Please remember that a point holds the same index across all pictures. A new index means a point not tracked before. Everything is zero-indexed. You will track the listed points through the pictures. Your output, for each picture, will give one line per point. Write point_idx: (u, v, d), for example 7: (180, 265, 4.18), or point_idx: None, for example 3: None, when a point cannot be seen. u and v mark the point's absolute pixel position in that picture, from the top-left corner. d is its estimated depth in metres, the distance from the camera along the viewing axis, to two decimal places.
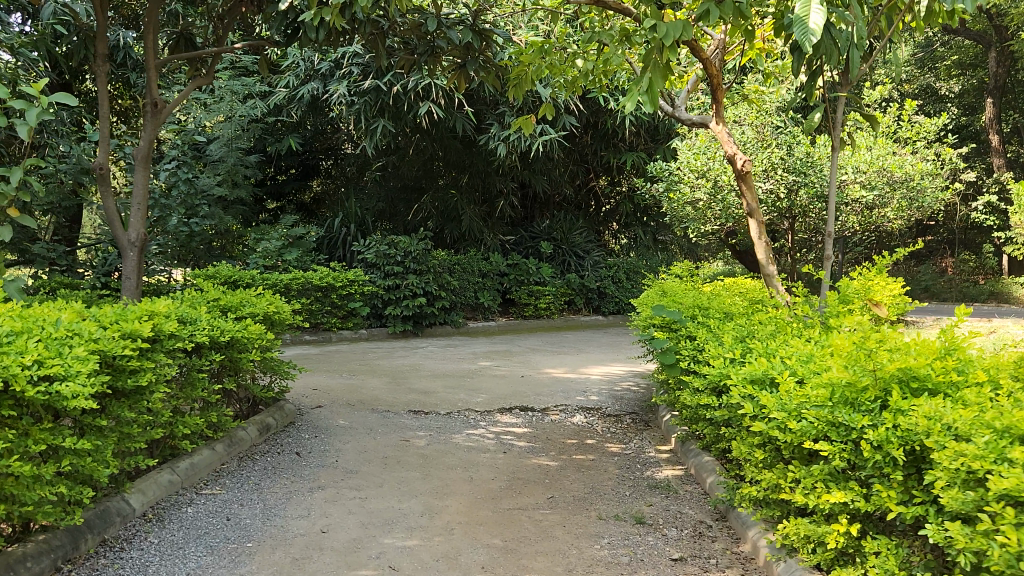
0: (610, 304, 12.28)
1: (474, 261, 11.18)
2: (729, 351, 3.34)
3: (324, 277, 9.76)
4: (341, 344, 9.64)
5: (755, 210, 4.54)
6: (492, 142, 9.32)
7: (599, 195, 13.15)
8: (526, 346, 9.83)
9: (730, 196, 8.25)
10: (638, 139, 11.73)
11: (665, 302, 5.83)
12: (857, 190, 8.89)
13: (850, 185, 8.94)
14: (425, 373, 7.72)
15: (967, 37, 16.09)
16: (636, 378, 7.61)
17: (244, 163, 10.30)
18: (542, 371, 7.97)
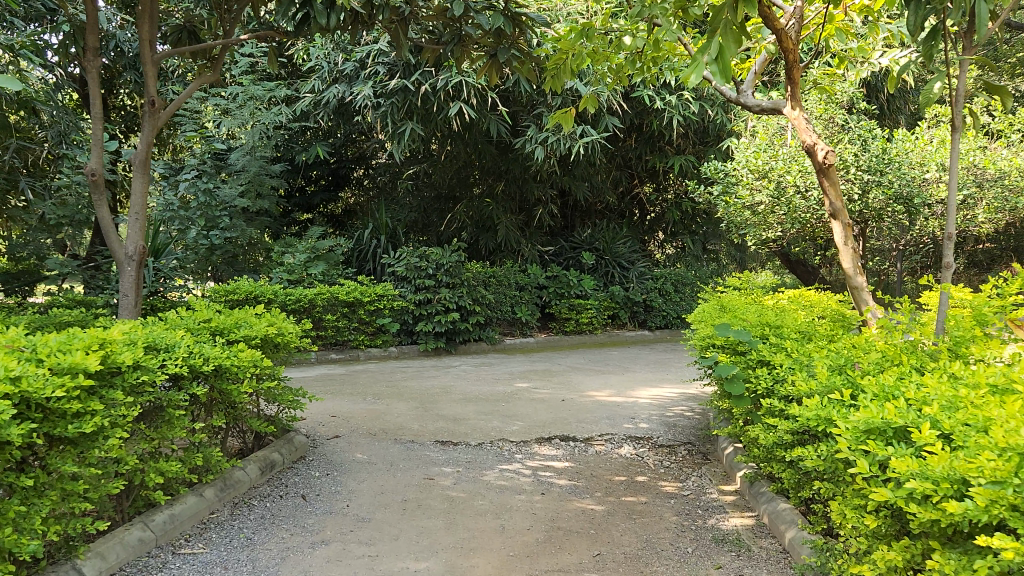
0: (657, 318, 11.52)
1: (511, 274, 10.53)
2: (830, 389, 2.63)
3: (352, 292, 9.21)
4: (368, 363, 9.09)
5: (840, 210, 3.83)
6: (529, 146, 8.69)
7: (644, 203, 12.44)
8: (568, 365, 9.13)
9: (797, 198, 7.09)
10: (686, 141, 10.93)
11: (728, 319, 5.09)
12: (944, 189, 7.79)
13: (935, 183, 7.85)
14: (457, 396, 7.07)
15: None
16: (690, 403, 6.86)
17: (269, 172, 9.82)
18: (586, 394, 7.27)
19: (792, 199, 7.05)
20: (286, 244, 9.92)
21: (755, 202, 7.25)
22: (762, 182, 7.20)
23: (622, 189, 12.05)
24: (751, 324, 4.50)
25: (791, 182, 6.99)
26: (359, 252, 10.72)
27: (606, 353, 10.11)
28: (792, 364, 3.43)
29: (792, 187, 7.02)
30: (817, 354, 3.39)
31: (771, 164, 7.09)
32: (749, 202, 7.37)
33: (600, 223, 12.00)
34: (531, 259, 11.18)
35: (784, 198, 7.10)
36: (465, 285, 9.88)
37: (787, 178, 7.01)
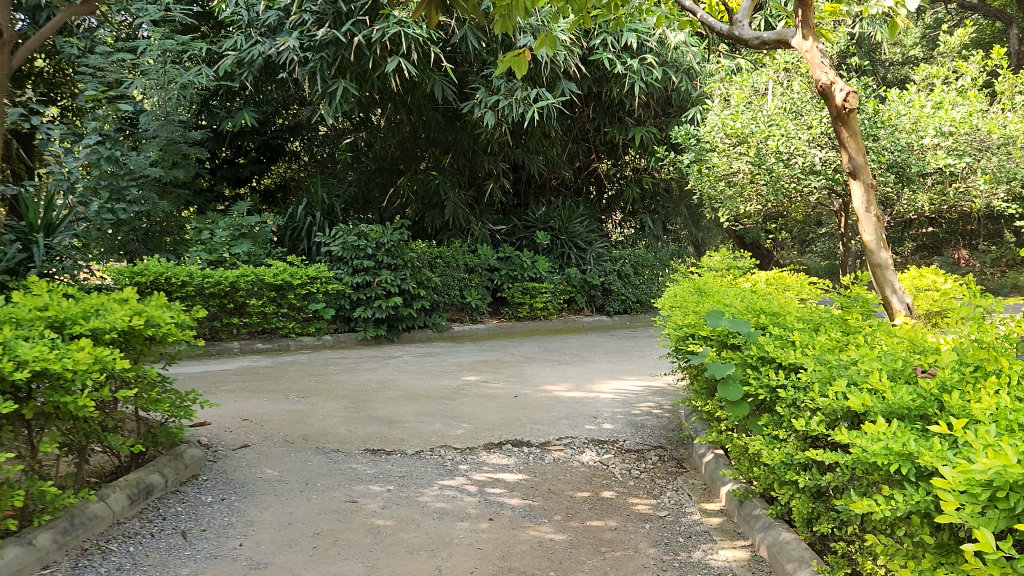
0: (616, 303, 10.74)
1: (459, 254, 9.66)
2: (900, 407, 1.86)
3: (279, 274, 8.25)
4: (298, 353, 8.17)
5: (861, 165, 3.15)
6: (477, 110, 7.83)
7: (601, 180, 11.64)
8: (521, 355, 8.29)
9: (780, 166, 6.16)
10: (647, 110, 10.09)
11: (712, 304, 4.32)
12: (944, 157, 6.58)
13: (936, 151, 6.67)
14: (396, 393, 6.21)
15: (987, 14, 14.82)
16: (658, 399, 6.10)
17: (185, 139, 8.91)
18: (541, 389, 6.46)
19: (774, 168, 6.13)
20: (207, 221, 8.92)
21: (733, 170, 6.42)
22: (739, 148, 6.44)
23: (579, 164, 11.24)
24: (744, 311, 3.73)
25: (773, 148, 6.08)
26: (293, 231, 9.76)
27: (561, 340, 9.34)
28: (813, 360, 2.66)
29: (774, 153, 6.13)
30: (850, 349, 2.62)
31: (749, 128, 6.32)
32: (728, 169, 6.48)
33: (556, 201, 11.17)
34: (481, 238, 10.30)
35: (766, 165, 6.18)
36: (408, 266, 9.00)
37: (768, 144, 6.13)
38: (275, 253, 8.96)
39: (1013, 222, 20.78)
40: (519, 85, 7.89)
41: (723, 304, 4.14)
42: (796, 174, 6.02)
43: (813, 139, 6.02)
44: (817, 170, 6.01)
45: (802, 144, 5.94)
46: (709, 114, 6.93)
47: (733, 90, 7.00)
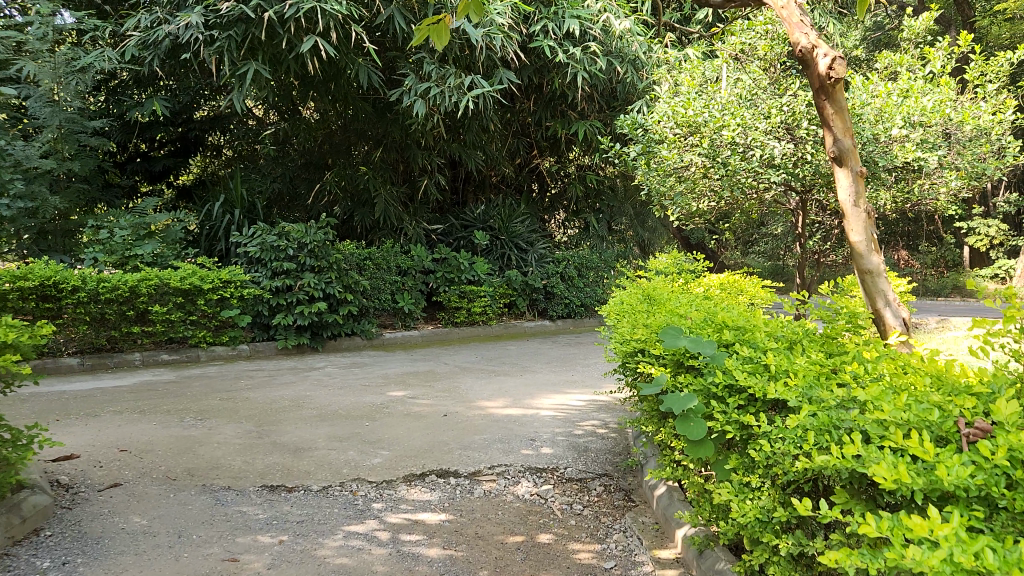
0: (558, 307, 10.18)
1: (391, 255, 8.96)
2: (954, 485, 1.28)
3: (188, 277, 7.45)
4: (207, 366, 7.39)
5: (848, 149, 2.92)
6: (405, 99, 7.20)
7: (544, 177, 11.06)
8: (456, 364, 7.64)
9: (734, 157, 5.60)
10: (591, 103, 9.53)
11: (662, 315, 3.75)
12: (913, 148, 5.83)
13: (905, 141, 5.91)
14: (310, 412, 5.52)
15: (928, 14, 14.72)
16: (603, 416, 5.52)
17: (82, 127, 8.08)
18: (475, 406, 5.83)
19: (730, 162, 5.58)
20: (108, 218, 8.09)
21: (684, 163, 5.88)
22: (691, 140, 5.92)
23: (520, 160, 10.64)
24: (701, 326, 3.16)
25: (728, 139, 5.54)
26: (209, 230, 8.96)
27: (499, 347, 8.73)
28: (798, 395, 2.09)
29: (729, 144, 5.59)
30: (846, 380, 2.06)
31: (701, 116, 5.78)
32: (681, 164, 5.95)
33: (495, 199, 10.53)
34: (415, 238, 9.60)
35: (718, 159, 5.66)
36: (334, 269, 8.28)
37: (722, 133, 5.58)
38: (185, 254, 8.15)
39: (952, 223, 20.89)
40: (452, 71, 7.27)
41: (675, 316, 3.57)
42: (753, 167, 5.49)
43: (770, 129, 5.51)
44: (775, 164, 5.50)
45: (759, 135, 5.42)
46: (657, 103, 6.44)
47: (682, 77, 6.50)
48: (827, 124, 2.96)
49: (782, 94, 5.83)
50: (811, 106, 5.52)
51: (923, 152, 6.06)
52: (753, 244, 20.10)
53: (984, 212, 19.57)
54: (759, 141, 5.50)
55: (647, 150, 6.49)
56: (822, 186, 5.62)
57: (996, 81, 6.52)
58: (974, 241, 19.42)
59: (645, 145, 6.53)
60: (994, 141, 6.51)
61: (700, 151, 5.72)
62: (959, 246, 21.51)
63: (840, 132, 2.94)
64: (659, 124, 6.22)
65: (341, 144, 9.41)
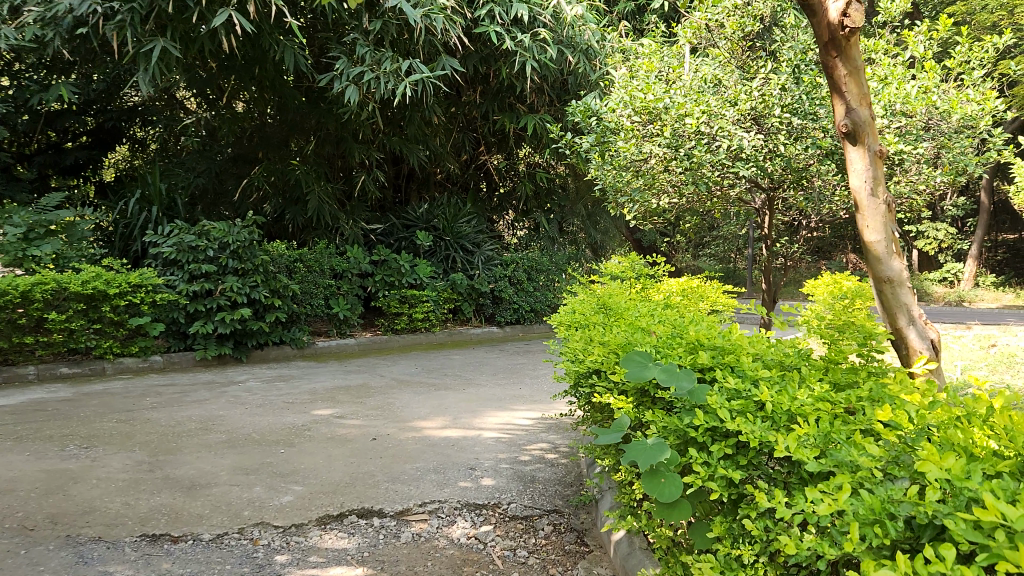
0: (506, 312, 9.56)
1: (324, 256, 8.26)
2: None
3: (91, 281, 6.65)
4: (112, 380, 6.60)
5: (856, 121, 2.62)
6: (337, 85, 6.55)
7: (492, 176, 10.42)
8: (393, 377, 6.97)
9: (698, 147, 5.06)
10: (541, 95, 8.96)
11: (619, 331, 3.18)
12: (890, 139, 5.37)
13: (882, 132, 5.45)
14: (218, 437, 4.82)
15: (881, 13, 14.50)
16: (553, 439, 4.92)
17: None
18: (410, 427, 5.18)
19: (694, 155, 5.02)
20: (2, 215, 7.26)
21: (644, 154, 5.32)
22: (650, 128, 5.35)
23: (466, 157, 10.00)
24: (669, 347, 2.59)
25: (692, 127, 4.99)
26: (122, 229, 8.14)
27: (441, 356, 8.10)
28: (818, 455, 1.55)
29: (693, 134, 5.03)
30: (883, 435, 1.52)
31: (662, 102, 5.22)
32: (641, 155, 5.38)
33: (439, 197, 9.87)
34: (352, 239, 8.89)
35: (681, 150, 5.09)
36: (259, 271, 7.55)
37: (686, 121, 5.02)
38: (91, 255, 7.35)
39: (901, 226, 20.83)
40: (388, 55, 6.62)
41: (635, 332, 3.00)
42: (719, 160, 4.95)
43: (738, 117, 4.99)
44: (743, 156, 4.98)
45: (727, 124, 4.89)
46: (613, 88, 5.87)
47: (640, 60, 5.94)
48: (838, 92, 2.64)
49: (751, 79, 5.30)
50: (784, 90, 5.00)
51: (902, 146, 5.60)
52: (705, 246, 19.79)
53: (933, 215, 19.58)
54: (727, 130, 4.97)
55: (603, 141, 5.89)
56: (791, 182, 5.14)
57: (972, 71, 6.11)
58: (923, 244, 19.40)
59: (601, 135, 5.94)
60: (971, 136, 6.09)
61: (662, 141, 5.14)
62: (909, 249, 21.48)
63: (854, 101, 2.63)
64: (617, 111, 5.63)
65: (271, 137, 8.68)
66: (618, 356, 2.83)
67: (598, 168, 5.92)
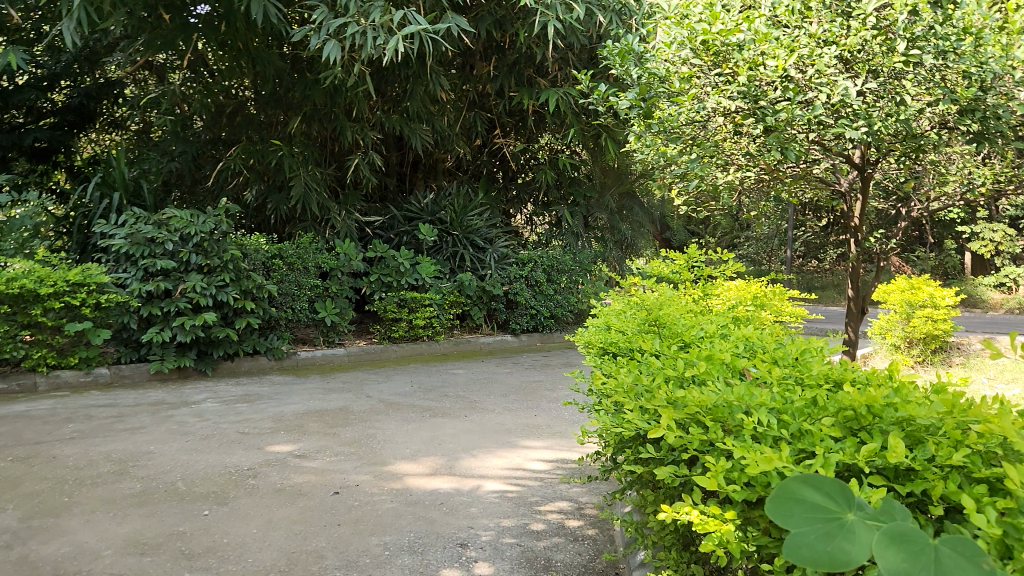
0: (522, 319, 8.28)
1: (309, 252, 7.05)
2: None
3: (18, 277, 5.49)
4: (41, 398, 5.42)
5: None
6: (314, 42, 5.36)
7: (508, 163, 9.19)
8: (381, 398, 5.73)
9: (783, 98, 3.74)
10: (564, 67, 7.75)
11: (692, 376, 1.95)
12: None
13: None
14: (131, 488, 3.61)
15: None
16: (576, 497, 3.65)
17: None
18: (388, 475, 3.95)
19: (781, 108, 3.67)
20: None
21: (707, 109, 3.99)
22: (717, 76, 4.00)
23: (477, 141, 8.77)
24: (809, 429, 1.38)
25: (777, 69, 3.67)
26: (77, 219, 6.98)
27: (443, 371, 6.86)
28: None
29: (778, 81, 3.72)
30: None
31: (735, 36, 3.86)
32: (710, 110, 3.97)
33: (448, 186, 8.62)
34: (344, 232, 7.67)
35: (763, 103, 3.74)
36: (229, 269, 6.36)
37: (770, 63, 3.68)
38: (31, 249, 6.20)
39: (952, 228, 19.26)
40: (377, 5, 5.43)
41: (725, 382, 1.78)
42: (815, 116, 3.63)
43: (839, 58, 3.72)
44: (846, 112, 3.71)
45: (825, 67, 3.59)
46: (660, 25, 4.51)
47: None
48: None
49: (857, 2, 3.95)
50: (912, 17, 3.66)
51: None
52: (739, 244, 18.39)
53: (987, 216, 18.04)
54: (824, 76, 3.67)
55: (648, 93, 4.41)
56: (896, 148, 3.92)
57: None
58: (975, 246, 17.86)
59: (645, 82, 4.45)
60: None
61: (737, 88, 3.75)
62: (960, 252, 19.88)
63: None
64: (674, 52, 4.19)
65: (255, 117, 7.55)
66: (702, 427, 1.60)
67: (642, 134, 4.52)
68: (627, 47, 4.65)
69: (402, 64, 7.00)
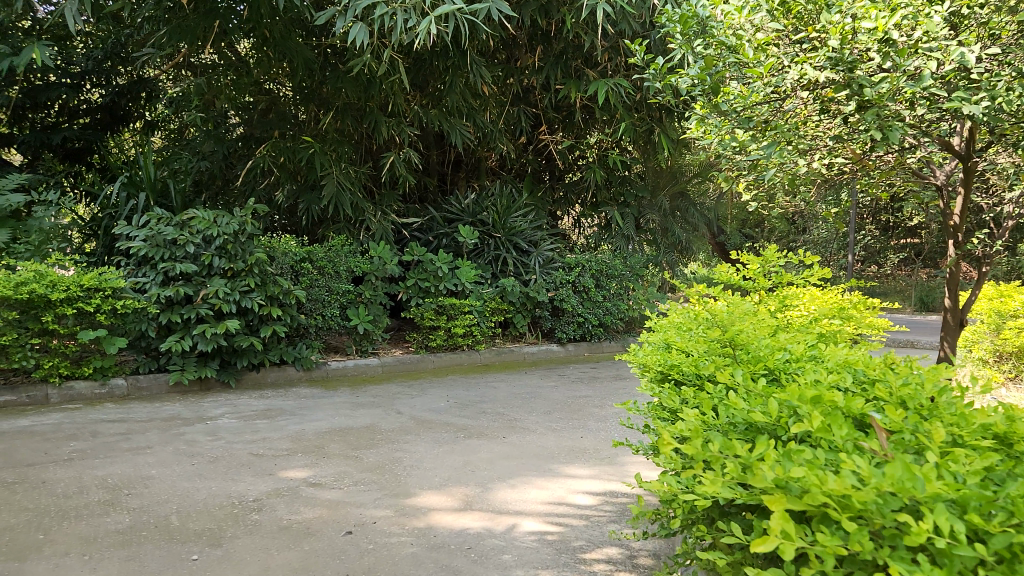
0: (569, 327, 7.71)
1: (340, 255, 6.61)
2: None
3: (29, 282, 5.14)
4: (50, 412, 5.06)
5: None
6: (340, 24, 4.94)
7: (554, 162, 8.68)
8: (413, 414, 5.24)
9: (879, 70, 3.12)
10: (614, 56, 7.22)
11: (794, 431, 1.51)
12: None
13: None
14: (117, 523, 3.19)
15: None
16: (627, 544, 3.09)
17: None
18: (411, 510, 3.43)
19: (879, 79, 3.03)
20: None
21: (785, 84, 3.38)
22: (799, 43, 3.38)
23: (522, 138, 8.28)
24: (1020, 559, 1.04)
25: (875, 33, 3.05)
26: (102, 219, 6.67)
27: (482, 384, 6.35)
28: None
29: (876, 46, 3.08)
30: None
31: None
32: (791, 84, 3.35)
33: (491, 185, 8.14)
34: (380, 234, 7.22)
35: (859, 73, 3.10)
36: (254, 273, 5.95)
37: (866, 25, 3.06)
38: (50, 252, 5.87)
39: None
40: None
41: (850, 448, 1.37)
42: (924, 89, 2.97)
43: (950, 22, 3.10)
44: (959, 84, 3.10)
45: (932, 30, 2.94)
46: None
47: None
48: None
49: None
50: None
51: None
52: (795, 245, 17.23)
53: None
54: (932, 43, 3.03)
55: (713, 68, 3.80)
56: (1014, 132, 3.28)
57: None
58: None
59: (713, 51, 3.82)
60: None
61: (827, 54, 3.11)
62: None
63: None
64: (745, 18, 3.58)
65: (285, 112, 7.16)
66: (832, 524, 1.23)
67: (707, 117, 3.93)
68: (688, 12, 4.04)
69: (439, 54, 6.55)
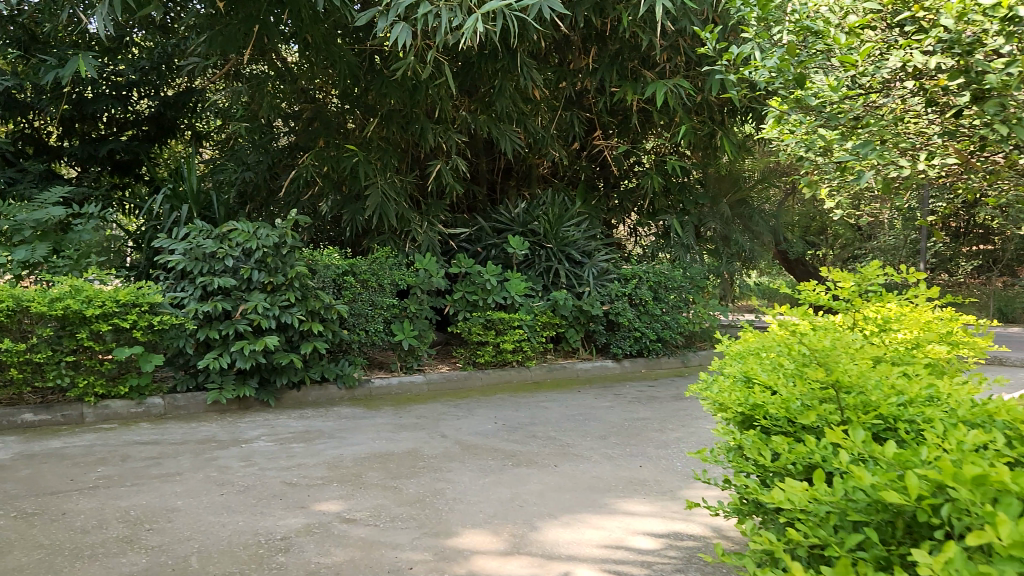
0: (625, 342, 7.29)
1: (384, 268, 6.35)
2: None
3: (63, 298, 4.97)
4: (84, 432, 4.88)
5: None
6: (381, 24, 4.67)
7: (608, 169, 8.31)
8: (459, 438, 4.91)
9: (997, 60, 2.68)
10: (673, 56, 6.84)
11: (955, 528, 1.27)
12: None
13: None
14: (132, 564, 2.92)
15: None
16: None
17: None
18: (452, 553, 3.10)
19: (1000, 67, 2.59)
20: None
21: (881, 73, 2.96)
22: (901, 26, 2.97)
23: (576, 144, 7.94)
24: None
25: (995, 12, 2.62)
26: (145, 232, 6.34)
27: (532, 404, 5.99)
28: None
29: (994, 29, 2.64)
30: None
31: None
32: (890, 71, 2.93)
33: (542, 194, 7.81)
34: (426, 246, 6.93)
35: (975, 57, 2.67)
36: (294, 287, 5.71)
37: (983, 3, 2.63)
38: (89, 266, 5.71)
39: None
40: None
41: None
42: None
43: None
44: None
45: None
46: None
47: None
48: None
49: None
50: None
51: None
52: (858, 253, 16.31)
53: None
54: None
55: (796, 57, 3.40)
56: None
57: None
58: None
59: (798, 39, 3.44)
60: None
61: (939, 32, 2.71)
62: None
63: None
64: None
65: (330, 120, 6.94)
66: None
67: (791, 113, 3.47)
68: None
69: (487, 56, 6.26)
